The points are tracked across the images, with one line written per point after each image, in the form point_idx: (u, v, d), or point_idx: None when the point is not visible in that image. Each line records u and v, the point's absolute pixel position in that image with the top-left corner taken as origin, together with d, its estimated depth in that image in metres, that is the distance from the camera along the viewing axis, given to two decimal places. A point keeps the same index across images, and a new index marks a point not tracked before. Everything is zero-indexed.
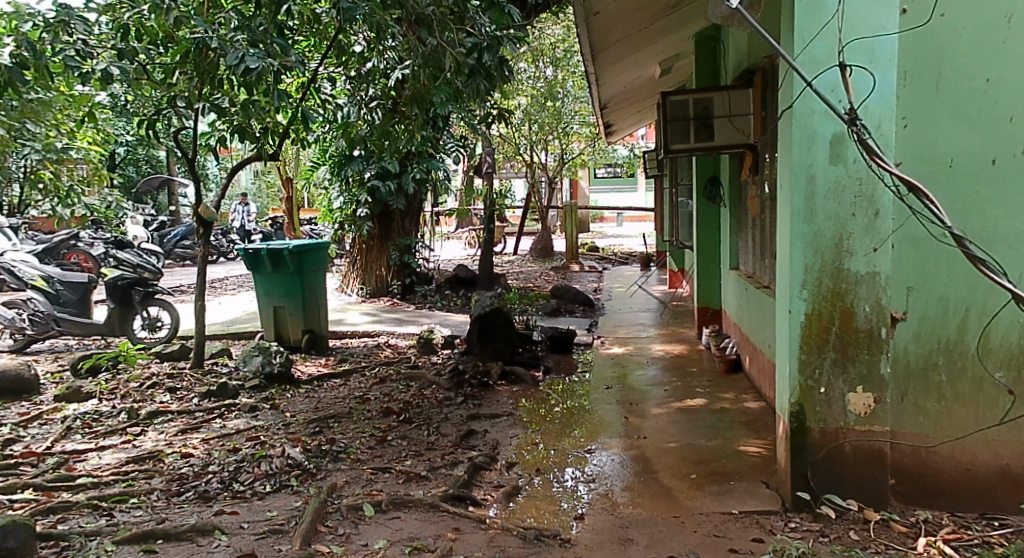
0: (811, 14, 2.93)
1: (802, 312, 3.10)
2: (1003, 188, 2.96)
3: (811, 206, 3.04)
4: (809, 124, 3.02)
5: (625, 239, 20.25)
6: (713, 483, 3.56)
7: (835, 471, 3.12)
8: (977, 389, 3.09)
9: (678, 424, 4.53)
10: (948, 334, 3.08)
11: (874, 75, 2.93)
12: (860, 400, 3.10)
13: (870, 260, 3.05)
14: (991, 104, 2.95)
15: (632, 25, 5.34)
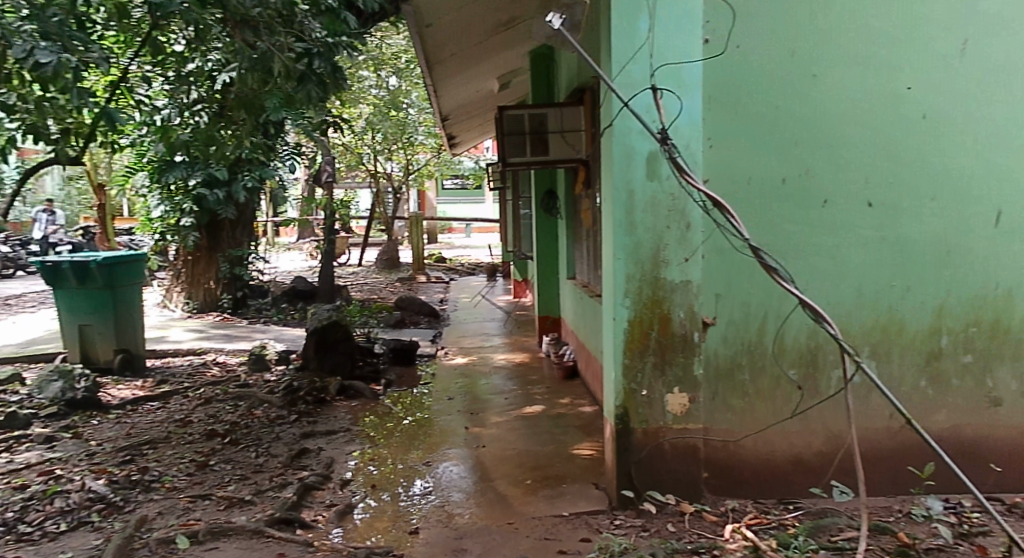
0: (626, 40, 3.14)
1: (624, 318, 3.27)
2: (792, 204, 3.26)
3: (631, 218, 3.22)
4: (627, 141, 3.19)
5: (472, 250, 20.42)
6: (547, 487, 3.65)
7: (656, 468, 3.30)
8: (775, 386, 3.38)
9: (517, 431, 4.61)
10: (750, 336, 3.36)
11: (681, 100, 3.18)
12: (676, 400, 3.30)
13: (683, 269, 3.26)
14: (782, 127, 3.24)
15: (467, 39, 5.41)
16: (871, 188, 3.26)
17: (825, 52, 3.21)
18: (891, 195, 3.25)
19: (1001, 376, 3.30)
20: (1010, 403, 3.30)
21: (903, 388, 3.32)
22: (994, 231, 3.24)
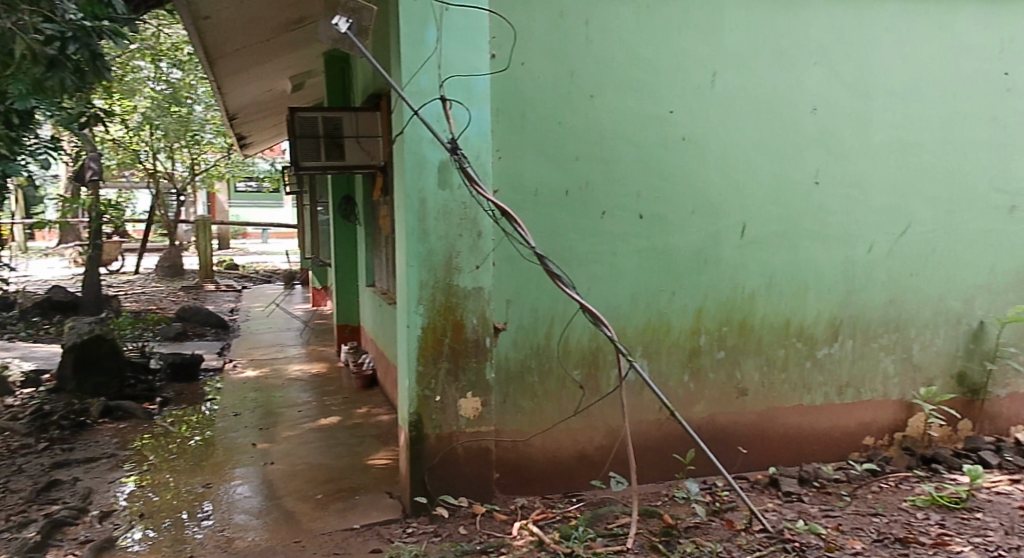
0: (415, 49, 3.15)
1: (418, 325, 3.27)
2: (574, 214, 3.45)
3: (423, 227, 3.23)
4: (418, 150, 3.20)
5: (268, 256, 19.48)
6: (339, 500, 3.56)
7: (449, 472, 3.34)
8: (560, 387, 3.54)
9: (310, 445, 4.44)
10: (538, 340, 3.50)
11: (469, 112, 3.24)
12: (469, 404, 3.35)
13: (474, 276, 3.32)
14: (564, 142, 3.42)
15: (251, 36, 5.15)
16: (642, 201, 3.52)
17: (600, 75, 3.43)
18: (658, 208, 3.54)
19: (747, 369, 3.71)
20: (755, 392, 3.73)
21: (669, 383, 3.63)
22: (742, 241, 3.65)
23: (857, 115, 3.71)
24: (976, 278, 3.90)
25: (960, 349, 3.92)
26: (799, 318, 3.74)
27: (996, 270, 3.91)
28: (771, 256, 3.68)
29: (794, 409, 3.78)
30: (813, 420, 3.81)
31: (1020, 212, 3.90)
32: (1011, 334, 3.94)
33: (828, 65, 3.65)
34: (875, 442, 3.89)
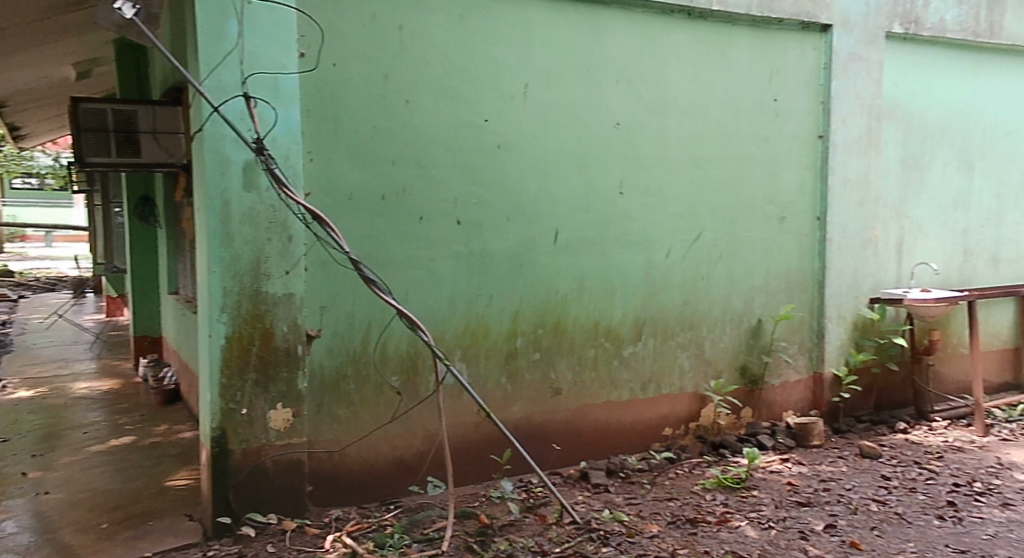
0: (214, 42, 2.98)
1: (222, 335, 3.09)
2: (390, 219, 3.42)
3: (227, 231, 3.05)
4: (220, 149, 3.02)
5: (51, 261, 17.51)
6: (129, 528, 3.27)
7: (256, 489, 3.18)
8: (377, 393, 3.49)
9: (97, 469, 4.04)
10: (354, 346, 3.43)
11: (276, 111, 3.11)
12: (279, 416, 3.21)
13: (285, 282, 3.19)
14: (379, 147, 3.38)
15: (23, 15, 4.61)
16: (459, 207, 3.56)
17: (414, 80, 3.43)
18: (475, 214, 3.60)
19: (561, 369, 3.86)
20: (567, 391, 3.89)
21: (487, 385, 3.70)
22: (555, 246, 3.80)
23: (654, 130, 3.98)
24: (756, 280, 4.33)
25: (743, 344, 4.33)
26: (607, 319, 3.96)
27: (772, 273, 4.37)
28: (581, 260, 3.86)
29: (602, 406, 3.99)
30: (620, 414, 4.04)
31: (790, 222, 4.38)
32: (784, 330, 4.42)
33: (627, 83, 3.90)
34: (673, 432, 4.19)
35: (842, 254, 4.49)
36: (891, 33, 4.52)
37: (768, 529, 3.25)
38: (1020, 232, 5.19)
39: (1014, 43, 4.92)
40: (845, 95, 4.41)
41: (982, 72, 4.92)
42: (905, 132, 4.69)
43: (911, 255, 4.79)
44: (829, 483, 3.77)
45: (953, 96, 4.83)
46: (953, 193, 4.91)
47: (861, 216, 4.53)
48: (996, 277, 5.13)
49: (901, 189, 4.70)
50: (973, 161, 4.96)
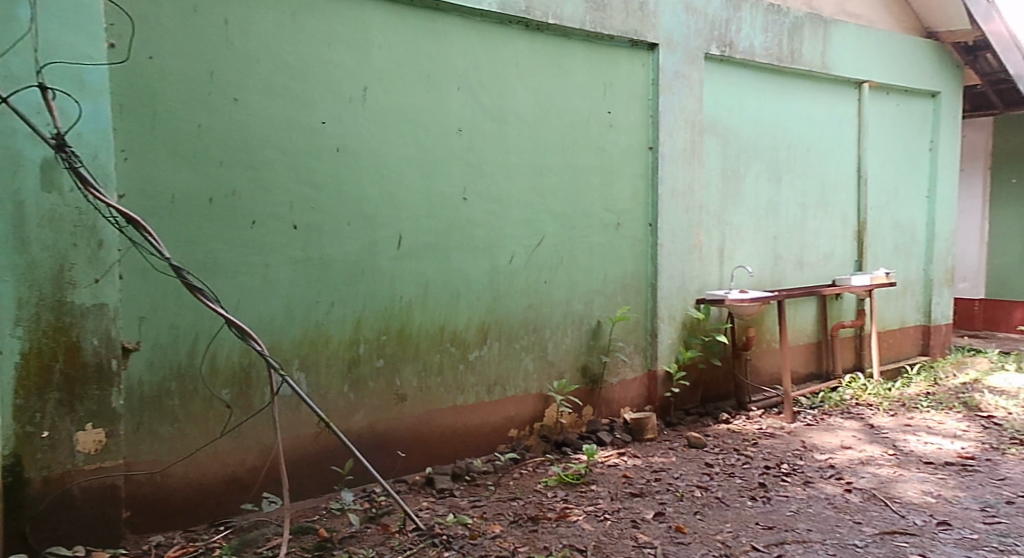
0: (3, 27, 2.75)
1: (14, 350, 2.82)
2: (218, 224, 3.28)
3: (22, 235, 2.81)
4: (11, 145, 2.77)
5: None
6: None
7: (60, 519, 2.92)
8: (206, 408, 3.30)
9: None
10: (179, 358, 3.22)
11: (80, 104, 2.91)
12: (89, 437, 2.97)
13: (94, 291, 2.95)
14: (204, 147, 3.23)
15: None
16: (296, 210, 3.46)
17: (242, 79, 3.30)
18: (313, 218, 3.51)
19: (405, 375, 3.84)
20: (412, 397, 3.86)
21: (328, 394, 3.61)
22: (398, 252, 3.77)
23: (495, 137, 4.05)
24: (594, 283, 4.51)
25: (584, 345, 4.50)
26: (452, 324, 3.98)
27: (609, 276, 4.57)
28: (425, 265, 3.86)
29: (448, 410, 4.00)
30: (465, 418, 4.06)
31: (624, 228, 4.61)
32: (620, 331, 4.64)
33: (468, 90, 3.94)
34: (519, 433, 4.27)
35: (671, 258, 4.79)
36: (709, 54, 4.89)
37: (603, 521, 3.40)
38: (821, 238, 5.78)
39: (812, 68, 5.47)
40: (671, 110, 4.71)
41: (788, 93, 5.43)
42: (723, 146, 5.08)
43: (730, 259, 5.20)
44: (660, 473, 4.01)
45: (763, 114, 5.29)
46: (765, 202, 5.38)
47: (687, 222, 4.85)
48: (801, 279, 5.68)
49: (721, 198, 5.09)
50: (781, 173, 5.46)
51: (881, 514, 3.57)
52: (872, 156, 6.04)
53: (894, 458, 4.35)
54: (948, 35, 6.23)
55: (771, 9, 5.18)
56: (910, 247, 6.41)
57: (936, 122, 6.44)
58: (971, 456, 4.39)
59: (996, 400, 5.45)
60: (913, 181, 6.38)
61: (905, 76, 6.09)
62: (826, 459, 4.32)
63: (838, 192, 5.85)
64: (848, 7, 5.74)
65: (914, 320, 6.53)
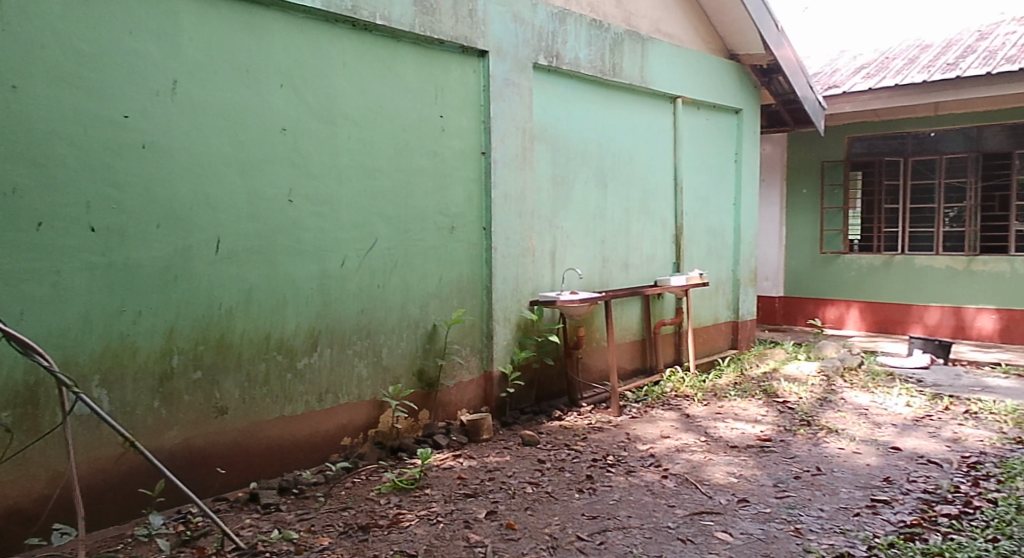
0: None
1: None
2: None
3: None
4: None
5: None
6: None
7: None
8: None
9: None
10: None
11: None
12: None
13: None
14: None
15: None
16: (92, 211, 3.21)
17: (22, 66, 3.02)
18: (114, 219, 3.26)
19: (226, 387, 3.64)
20: (233, 410, 3.67)
21: (133, 411, 3.35)
22: (217, 257, 3.58)
23: (322, 137, 3.94)
24: (429, 287, 4.51)
25: (419, 349, 4.48)
26: (278, 331, 3.83)
27: (444, 280, 4.59)
28: (247, 270, 3.69)
29: (275, 421, 3.84)
30: (292, 430, 3.91)
31: (458, 232, 4.65)
32: (456, 333, 4.67)
33: (292, 88, 3.81)
34: (352, 441, 4.17)
35: (505, 261, 4.88)
36: (537, 63, 5.02)
37: (435, 525, 3.41)
38: (644, 241, 6.14)
39: (631, 82, 5.79)
40: (503, 116, 4.79)
41: (611, 104, 5.72)
42: (552, 152, 5.25)
43: (561, 262, 5.39)
44: (494, 472, 4.08)
45: (588, 123, 5.53)
46: (593, 207, 5.63)
47: (520, 226, 4.97)
48: (627, 279, 6.00)
49: (551, 203, 5.27)
50: (606, 180, 5.73)
51: (692, 497, 3.86)
52: (686, 166, 6.49)
53: (705, 444, 4.70)
54: (748, 58, 6.84)
55: (593, 24, 5.42)
56: (720, 250, 6.96)
57: (740, 136, 7.05)
58: (769, 438, 4.84)
59: (790, 386, 6.04)
60: (722, 189, 6.93)
61: (713, 93, 6.61)
62: (647, 449, 4.59)
63: (658, 199, 6.24)
64: (662, 26, 6.13)
65: (724, 316, 7.09)
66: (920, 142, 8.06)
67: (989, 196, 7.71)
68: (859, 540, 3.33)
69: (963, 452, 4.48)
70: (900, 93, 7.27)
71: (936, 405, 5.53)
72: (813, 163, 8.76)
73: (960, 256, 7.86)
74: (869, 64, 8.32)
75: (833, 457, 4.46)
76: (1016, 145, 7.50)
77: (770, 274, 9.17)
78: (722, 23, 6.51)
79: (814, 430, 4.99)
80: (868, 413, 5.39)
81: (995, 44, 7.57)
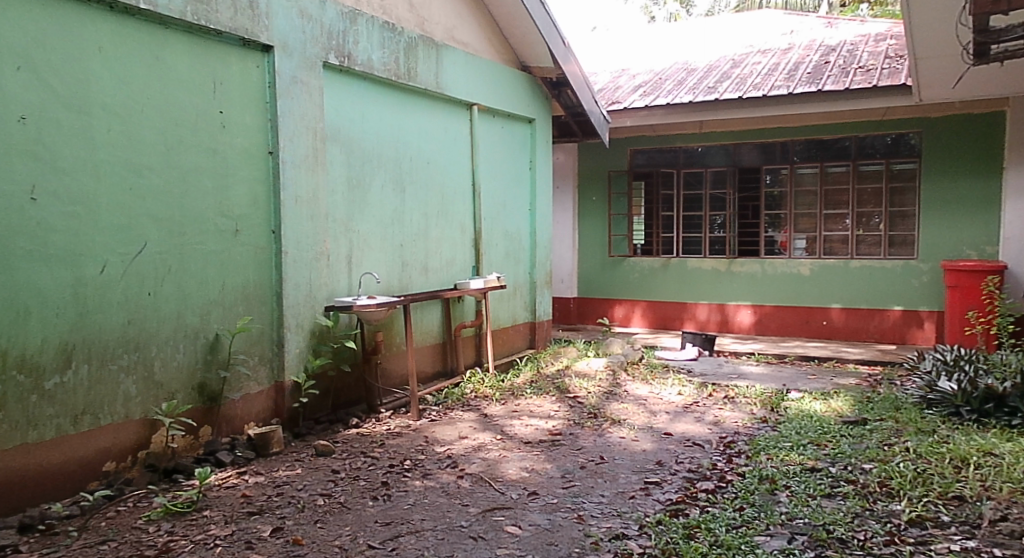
0: None
1: None
2: None
3: None
4: None
5: None
6: None
7: None
8: None
9: None
10: None
11: None
12: None
13: None
14: None
15: None
16: None
17: None
18: None
19: None
20: None
21: None
22: None
23: (74, 129, 3.56)
24: (209, 294, 4.21)
25: (199, 361, 4.17)
26: (18, 348, 3.39)
27: (227, 286, 4.31)
28: None
29: (17, 450, 3.39)
30: (39, 458, 3.47)
31: (243, 235, 4.39)
32: (242, 343, 4.40)
33: (34, 72, 3.41)
34: (116, 466, 3.78)
35: (297, 266, 4.67)
36: (328, 62, 4.86)
37: (212, 549, 3.20)
38: (443, 245, 6.17)
39: (427, 87, 5.78)
40: (290, 115, 4.59)
41: (407, 107, 5.69)
42: (347, 154, 5.12)
43: (358, 266, 5.27)
44: (282, 487, 3.89)
45: (384, 126, 5.46)
46: (390, 211, 5.57)
47: (313, 229, 4.78)
48: (426, 283, 6.00)
49: (347, 206, 5.14)
50: (403, 184, 5.69)
51: (485, 494, 3.93)
52: (483, 172, 6.62)
53: (500, 442, 4.82)
54: (538, 71, 7.10)
55: (386, 26, 5.34)
56: (517, 253, 7.18)
57: (534, 145, 7.31)
58: (559, 432, 5.06)
59: (581, 382, 6.36)
60: (517, 195, 7.15)
61: (507, 102, 6.78)
62: (444, 450, 4.61)
63: (456, 203, 6.31)
64: (457, 34, 6.13)
65: (522, 318, 7.32)
66: (689, 156, 8.84)
67: (745, 205, 8.63)
68: (632, 520, 3.57)
69: (723, 434, 4.96)
70: (671, 111, 7.92)
71: (703, 393, 6.09)
72: (600, 172, 9.31)
73: (723, 258, 8.74)
74: (645, 83, 9.00)
75: (615, 445, 4.75)
76: (765, 160, 8.47)
77: (565, 276, 9.61)
78: (514, 35, 6.67)
79: (599, 422, 5.28)
80: (646, 403, 5.81)
81: (746, 70, 8.50)
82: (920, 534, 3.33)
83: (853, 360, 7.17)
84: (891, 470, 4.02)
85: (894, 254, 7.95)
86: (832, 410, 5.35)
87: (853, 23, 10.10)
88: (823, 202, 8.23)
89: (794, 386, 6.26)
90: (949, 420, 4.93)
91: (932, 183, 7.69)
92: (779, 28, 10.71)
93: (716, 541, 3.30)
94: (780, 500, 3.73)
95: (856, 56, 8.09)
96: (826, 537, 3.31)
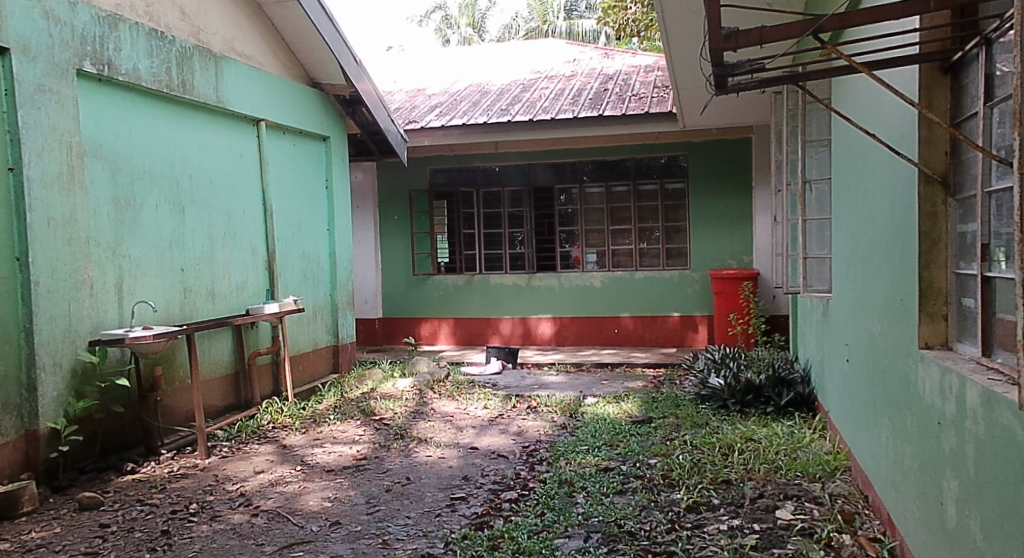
0: None
1: None
2: None
3: None
4: None
5: None
6: None
7: None
8: None
9: None
10: None
11: None
12: None
13: None
14: None
15: None
16: None
17: None
18: None
19: None
20: None
21: None
22: None
23: None
24: None
25: None
26: None
27: None
28: None
29: None
30: None
31: None
32: None
33: None
34: None
35: (51, 297, 4.16)
36: (82, 70, 4.40)
37: None
38: (230, 269, 5.79)
39: (206, 102, 5.41)
40: (36, 127, 4.09)
41: (184, 121, 5.30)
42: (111, 172, 4.66)
43: (130, 295, 4.81)
44: (35, 551, 3.47)
45: (157, 141, 5.04)
46: (167, 233, 5.14)
47: (70, 254, 4.29)
48: (213, 309, 5.60)
49: (113, 229, 4.67)
50: (182, 204, 5.28)
51: (282, 530, 3.71)
52: (274, 191, 6.31)
53: (300, 473, 4.58)
54: (330, 88, 6.92)
55: (154, 34, 4.95)
56: (315, 275, 6.91)
57: (329, 163, 7.09)
58: (363, 457, 4.91)
59: (385, 404, 6.23)
60: (313, 215, 6.91)
61: (299, 119, 6.54)
62: (236, 488, 4.30)
63: (245, 224, 5.96)
64: (237, 46, 5.81)
65: (324, 341, 7.06)
66: (487, 176, 9.05)
67: (541, 223, 8.98)
68: (438, 539, 3.53)
69: (525, 443, 5.08)
70: (467, 131, 8.05)
71: (507, 405, 6.21)
72: (401, 191, 9.26)
73: (523, 274, 9.01)
74: (441, 104, 9.10)
75: (421, 465, 4.70)
76: (557, 179, 8.88)
77: (369, 296, 9.43)
78: (302, 51, 6.44)
79: (405, 442, 5.20)
80: (452, 419, 5.82)
81: (535, 94, 8.88)
82: (696, 518, 3.60)
83: (641, 364, 7.67)
84: (672, 462, 4.32)
85: (671, 265, 8.63)
86: (623, 412, 5.67)
87: (626, 55, 10.90)
88: (609, 218, 8.76)
89: (589, 392, 6.56)
90: (719, 412, 5.42)
91: (700, 199, 8.46)
92: (562, 56, 11.31)
93: (518, 548, 3.35)
94: (578, 501, 3.87)
95: (631, 85, 8.72)
96: (618, 531, 3.47)
